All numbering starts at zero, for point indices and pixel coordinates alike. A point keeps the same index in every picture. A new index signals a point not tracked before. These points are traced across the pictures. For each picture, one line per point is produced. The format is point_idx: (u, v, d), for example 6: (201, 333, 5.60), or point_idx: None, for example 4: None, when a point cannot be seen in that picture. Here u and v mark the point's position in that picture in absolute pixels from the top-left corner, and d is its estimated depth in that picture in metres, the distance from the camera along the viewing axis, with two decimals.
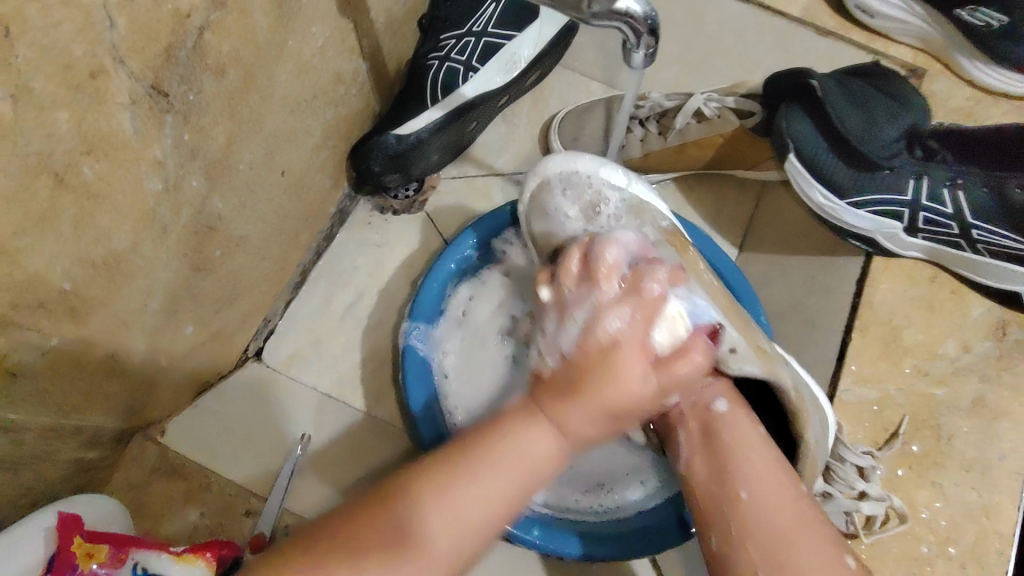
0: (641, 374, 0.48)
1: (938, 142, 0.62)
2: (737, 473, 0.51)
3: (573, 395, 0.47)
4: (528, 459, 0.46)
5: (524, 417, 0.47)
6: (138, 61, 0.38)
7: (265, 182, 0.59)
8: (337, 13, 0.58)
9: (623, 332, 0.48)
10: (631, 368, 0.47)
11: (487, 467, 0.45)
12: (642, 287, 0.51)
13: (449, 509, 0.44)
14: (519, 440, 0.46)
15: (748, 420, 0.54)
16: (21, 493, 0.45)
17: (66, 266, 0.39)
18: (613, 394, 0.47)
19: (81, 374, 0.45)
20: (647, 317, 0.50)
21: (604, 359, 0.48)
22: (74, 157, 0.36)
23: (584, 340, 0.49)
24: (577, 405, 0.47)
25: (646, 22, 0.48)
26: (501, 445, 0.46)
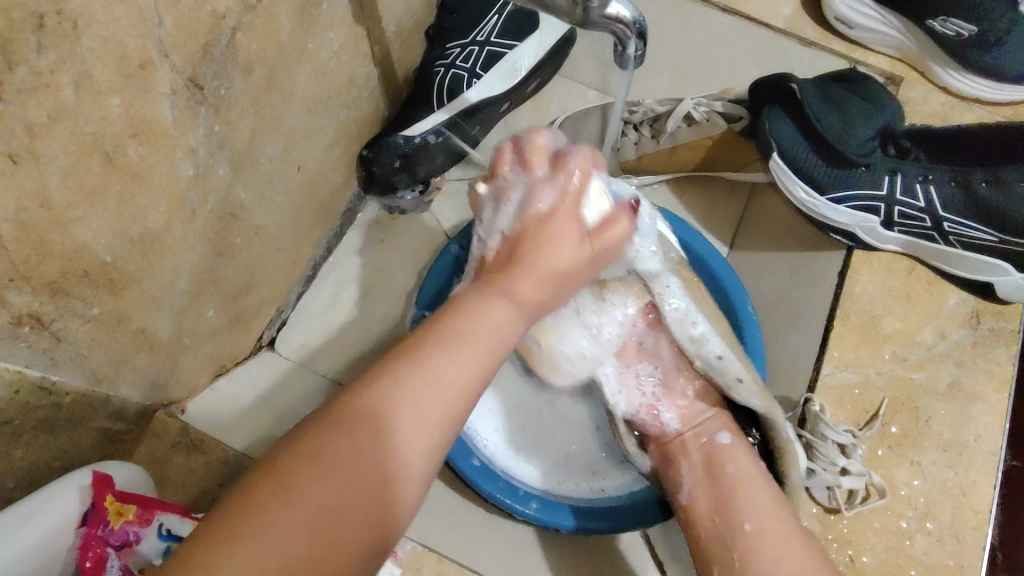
0: (573, 245, 0.49)
1: (910, 142, 0.68)
2: (737, 508, 0.54)
3: (514, 265, 0.48)
4: (458, 388, 0.42)
5: (477, 296, 0.46)
6: (179, 55, 0.42)
7: (282, 176, 0.63)
8: (352, 21, 0.63)
9: (555, 206, 0.50)
10: (564, 236, 0.49)
11: (460, 346, 0.43)
12: (562, 170, 0.52)
13: (398, 422, 0.40)
14: (477, 316, 0.45)
15: (750, 456, 0.58)
16: (57, 455, 0.49)
17: (109, 239, 0.43)
18: (545, 258, 0.48)
19: (115, 345, 0.49)
20: (570, 196, 0.51)
21: (538, 229, 0.50)
22: (122, 139, 0.41)
23: (520, 214, 0.51)
24: (517, 274, 0.48)
25: (634, 27, 0.53)
26: (450, 341, 0.43)
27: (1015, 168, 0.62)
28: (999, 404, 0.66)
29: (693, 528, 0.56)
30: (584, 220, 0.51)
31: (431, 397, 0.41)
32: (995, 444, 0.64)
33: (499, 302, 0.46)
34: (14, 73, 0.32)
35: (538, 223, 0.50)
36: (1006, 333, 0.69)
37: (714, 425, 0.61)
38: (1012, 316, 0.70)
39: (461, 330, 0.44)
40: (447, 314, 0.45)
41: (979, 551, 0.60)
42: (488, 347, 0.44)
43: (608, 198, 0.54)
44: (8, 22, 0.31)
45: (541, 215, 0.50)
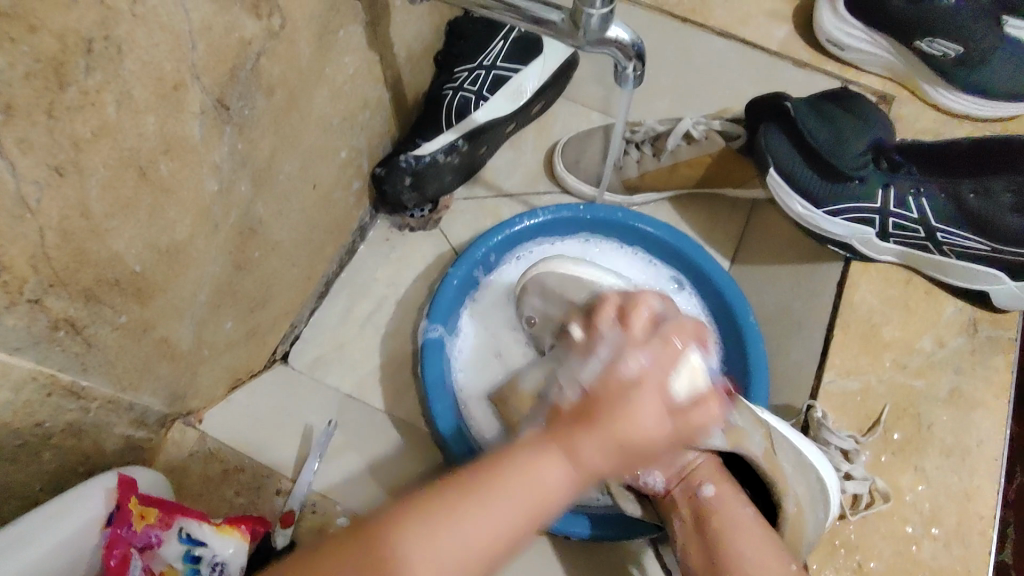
0: (655, 417, 0.44)
1: (901, 156, 0.71)
2: (733, 567, 0.55)
3: (585, 424, 0.43)
4: (541, 492, 0.41)
5: (536, 445, 0.42)
6: (209, 78, 0.46)
7: (299, 194, 0.66)
8: (366, 46, 0.66)
9: (643, 370, 0.46)
10: (649, 408, 0.44)
11: (497, 490, 0.41)
12: (665, 339, 0.49)
13: (449, 535, 0.40)
14: (534, 472, 0.41)
15: (741, 510, 0.59)
16: (81, 461, 0.51)
17: (139, 249, 0.46)
18: (637, 437, 0.43)
19: (140, 353, 0.51)
20: (662, 363, 0.47)
21: (612, 396, 0.44)
22: (154, 155, 0.44)
23: (605, 373, 0.47)
24: (591, 433, 0.42)
25: (632, 49, 0.56)
26: (514, 480, 0.41)
27: (1002, 178, 0.65)
28: (1000, 410, 0.67)
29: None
30: (673, 396, 0.46)
31: (506, 512, 0.40)
32: (997, 450, 0.65)
33: (554, 453, 0.42)
34: (65, 92, 0.35)
35: (636, 343, 0.49)
36: (1004, 340, 0.70)
37: (702, 475, 0.61)
38: (1008, 323, 0.71)
39: (517, 485, 0.41)
40: (501, 462, 0.42)
41: (985, 555, 0.61)
42: (534, 508, 0.41)
43: (701, 362, 0.51)
44: (61, 45, 0.34)
45: (624, 341, 0.50)
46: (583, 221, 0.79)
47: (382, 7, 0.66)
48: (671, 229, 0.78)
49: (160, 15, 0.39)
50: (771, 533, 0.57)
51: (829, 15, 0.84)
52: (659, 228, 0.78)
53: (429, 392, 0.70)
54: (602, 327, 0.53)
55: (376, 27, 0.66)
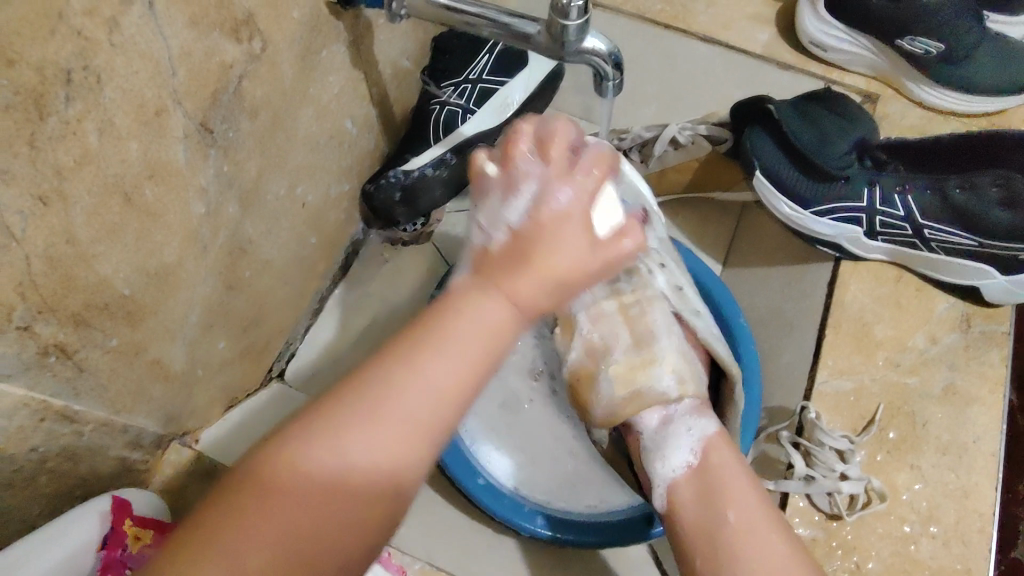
0: (584, 250, 0.44)
1: (885, 154, 0.71)
2: (722, 497, 0.53)
3: (520, 263, 0.43)
4: (479, 331, 0.42)
5: (465, 291, 0.43)
6: (191, 103, 0.46)
7: (288, 213, 0.67)
8: (351, 65, 0.67)
9: (569, 208, 0.45)
10: (575, 243, 0.44)
11: (424, 355, 0.41)
12: (583, 170, 0.47)
13: (359, 430, 0.39)
14: (462, 315, 0.42)
15: (730, 450, 0.56)
16: (77, 483, 0.51)
17: (127, 273, 0.46)
18: (549, 263, 0.43)
19: (132, 376, 0.51)
20: (591, 195, 0.46)
21: (532, 246, 0.44)
22: (139, 180, 0.44)
23: (537, 215, 0.45)
24: (522, 273, 0.43)
25: (610, 59, 0.57)
26: (404, 372, 0.40)
27: (986, 173, 0.65)
28: (995, 406, 0.67)
29: (673, 521, 0.55)
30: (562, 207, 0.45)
31: (410, 397, 0.40)
32: (994, 445, 0.65)
33: (498, 303, 0.42)
34: (45, 123, 0.36)
35: (535, 206, 0.45)
36: (998, 335, 0.70)
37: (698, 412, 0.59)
38: (1001, 318, 0.71)
39: (459, 329, 0.41)
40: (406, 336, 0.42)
41: (986, 553, 0.61)
42: (485, 348, 0.42)
43: (613, 227, 0.47)
44: (41, 77, 0.35)
45: (546, 217, 0.44)
46: None
47: (365, 26, 0.67)
48: None
49: (138, 44, 0.40)
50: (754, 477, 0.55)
51: (811, 18, 0.85)
52: None
53: None
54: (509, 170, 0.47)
55: (360, 47, 0.67)
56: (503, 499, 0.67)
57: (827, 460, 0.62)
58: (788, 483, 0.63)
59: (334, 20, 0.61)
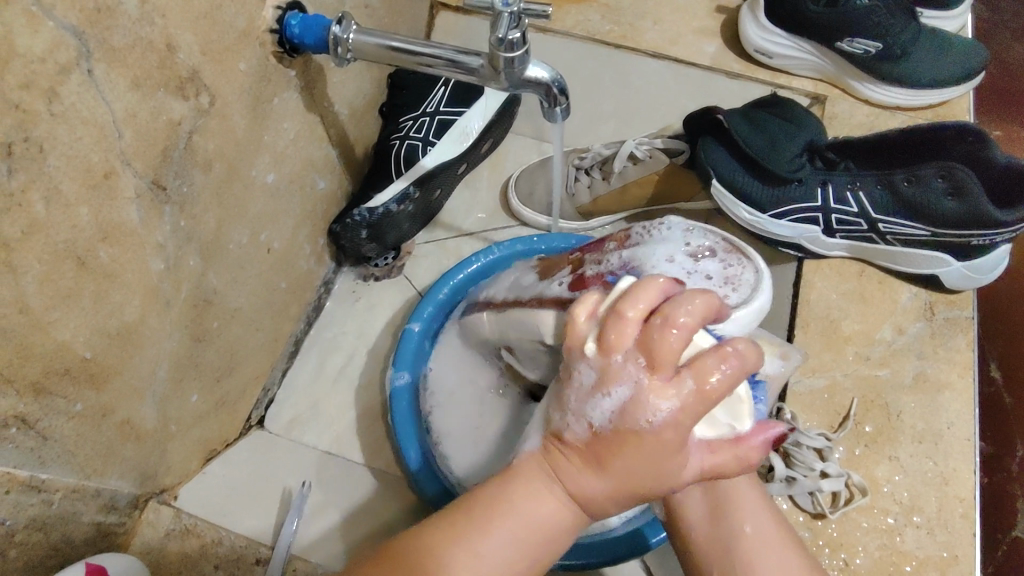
0: (684, 475, 0.40)
1: (835, 153, 0.73)
2: (736, 513, 0.51)
3: (601, 468, 0.40)
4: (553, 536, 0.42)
5: (546, 483, 0.42)
6: (140, 162, 0.47)
7: (254, 259, 0.67)
8: (305, 109, 0.68)
9: (670, 424, 0.38)
10: (682, 464, 0.40)
11: (522, 525, 0.41)
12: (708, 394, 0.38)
13: (501, 535, 0.41)
14: (540, 507, 0.42)
15: (741, 464, 0.54)
16: (51, 553, 0.50)
17: (87, 336, 0.46)
18: (650, 483, 0.40)
19: (100, 439, 0.51)
20: (708, 403, 0.38)
21: (636, 436, 0.38)
22: (92, 243, 0.44)
23: (622, 416, 0.38)
24: (603, 481, 0.40)
25: (553, 86, 0.59)
26: (518, 515, 0.42)
27: (930, 165, 0.65)
28: (965, 390, 0.68)
29: (675, 521, 0.53)
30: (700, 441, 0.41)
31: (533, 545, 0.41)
32: (968, 429, 0.66)
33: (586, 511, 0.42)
34: None
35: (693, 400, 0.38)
36: (961, 320, 0.72)
37: None
38: (963, 303, 0.72)
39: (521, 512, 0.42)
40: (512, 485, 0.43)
41: (970, 538, 0.61)
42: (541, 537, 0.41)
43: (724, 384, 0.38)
44: None
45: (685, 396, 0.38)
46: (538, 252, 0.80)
47: (316, 70, 0.68)
48: None
49: (80, 111, 0.41)
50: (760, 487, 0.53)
51: (753, 28, 0.88)
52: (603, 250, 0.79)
53: (393, 397, 0.72)
54: (617, 355, 0.39)
55: (312, 91, 0.68)
56: None
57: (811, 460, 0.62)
58: (780, 489, 0.62)
59: (283, 68, 0.62)
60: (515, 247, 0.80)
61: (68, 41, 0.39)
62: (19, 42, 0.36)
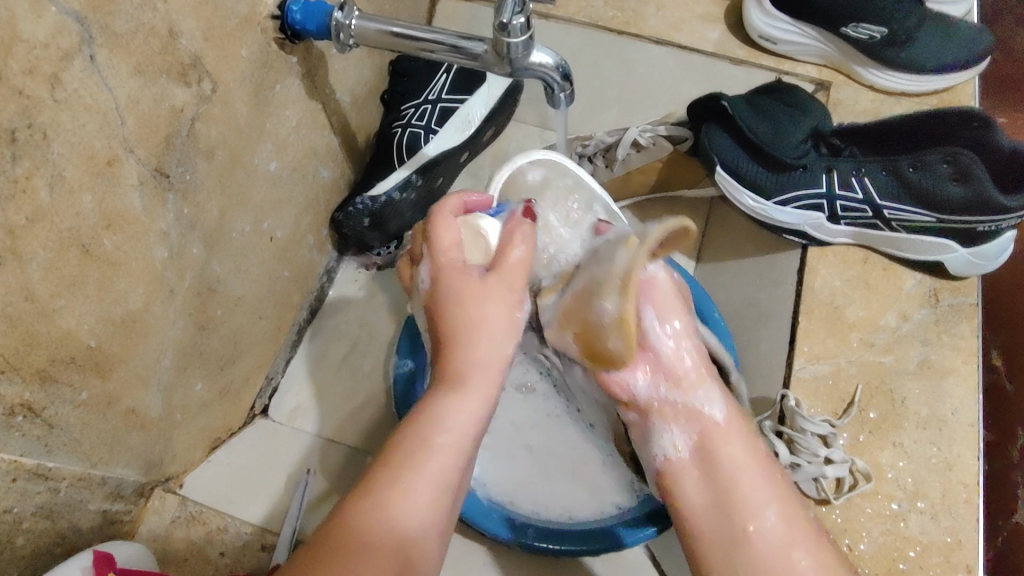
0: (492, 302, 0.52)
1: (840, 140, 0.72)
2: (739, 501, 0.49)
3: (448, 342, 0.52)
4: (458, 437, 0.49)
5: (433, 395, 0.51)
6: (144, 150, 0.47)
7: (256, 247, 0.67)
8: (306, 96, 0.67)
9: (441, 278, 0.53)
10: (484, 296, 0.52)
11: (430, 442, 0.48)
12: (503, 258, 0.53)
13: (421, 467, 0.47)
14: (438, 412, 0.49)
15: (745, 442, 0.52)
16: (57, 541, 0.50)
17: (92, 324, 0.46)
18: (475, 322, 0.51)
19: (106, 427, 0.51)
20: (451, 252, 0.53)
21: (442, 300, 0.52)
22: (97, 231, 0.44)
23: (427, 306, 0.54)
24: (458, 350, 0.51)
25: (557, 71, 0.58)
26: (422, 434, 0.48)
27: (936, 151, 0.66)
28: (969, 376, 0.68)
29: (676, 505, 0.52)
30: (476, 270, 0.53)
31: (445, 460, 0.48)
32: (972, 415, 0.66)
33: (468, 382, 0.50)
34: None
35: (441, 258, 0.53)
36: (966, 307, 0.71)
37: (697, 399, 0.53)
38: (968, 290, 0.72)
39: (424, 429, 0.48)
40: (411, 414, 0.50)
41: (973, 523, 0.61)
42: (453, 440, 0.48)
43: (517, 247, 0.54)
44: None
45: (435, 259, 0.53)
46: None
47: (317, 57, 0.67)
48: None
49: (83, 97, 0.41)
50: (774, 470, 0.51)
51: (757, 13, 0.87)
52: None
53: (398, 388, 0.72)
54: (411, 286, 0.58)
55: (314, 77, 0.68)
56: (493, 514, 0.66)
57: (819, 448, 0.62)
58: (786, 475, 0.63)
59: (285, 54, 0.61)
60: None
61: (70, 26, 0.38)
62: (22, 27, 0.36)
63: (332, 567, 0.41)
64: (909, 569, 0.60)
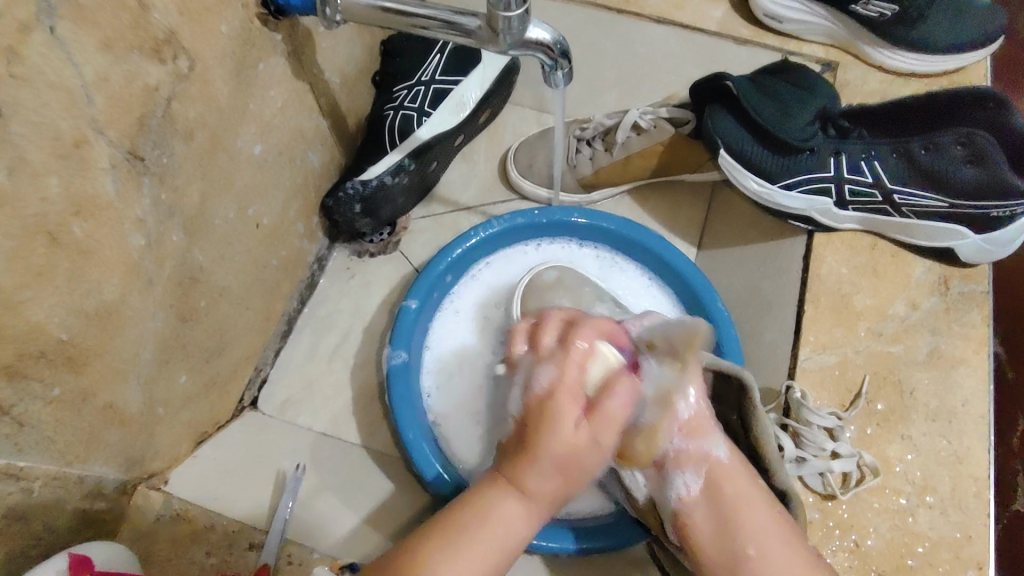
0: (572, 423, 0.50)
1: (849, 122, 0.69)
2: (744, 533, 0.53)
3: (524, 454, 0.50)
4: (500, 546, 0.49)
5: (489, 488, 0.51)
6: (115, 131, 0.44)
7: (241, 235, 0.64)
8: (293, 76, 0.64)
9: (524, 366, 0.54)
10: (564, 411, 0.50)
11: (467, 537, 0.49)
12: (570, 344, 0.52)
13: (465, 553, 0.48)
14: (492, 518, 0.50)
15: (749, 479, 0.55)
16: (32, 542, 0.48)
17: (63, 316, 0.43)
18: (553, 447, 0.49)
19: (81, 424, 0.48)
20: (564, 358, 0.52)
21: (535, 406, 0.51)
22: (65, 218, 0.42)
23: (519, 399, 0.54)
24: (527, 469, 0.50)
25: (556, 48, 0.55)
26: (476, 532, 0.49)
27: (949, 132, 0.64)
28: (980, 366, 0.66)
29: (687, 540, 0.55)
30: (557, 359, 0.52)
31: (480, 568, 0.48)
32: (982, 407, 0.64)
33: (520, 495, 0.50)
34: None
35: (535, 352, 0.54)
36: (977, 295, 0.69)
37: (705, 445, 0.56)
38: (979, 277, 0.70)
39: (474, 526, 0.49)
40: (463, 506, 0.50)
41: (984, 518, 0.59)
42: (493, 543, 0.49)
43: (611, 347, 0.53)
44: None
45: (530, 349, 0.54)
46: (539, 227, 0.78)
47: (304, 35, 0.64)
48: (608, 215, 0.77)
49: (45, 73, 0.38)
50: (774, 504, 0.54)
51: None
52: (620, 224, 0.77)
53: (392, 377, 0.70)
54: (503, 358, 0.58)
55: (301, 56, 0.65)
56: None
57: (825, 441, 0.61)
58: (793, 471, 0.61)
59: (269, 31, 0.58)
60: (516, 222, 0.77)
61: None
62: None
63: None
64: (918, 566, 0.58)
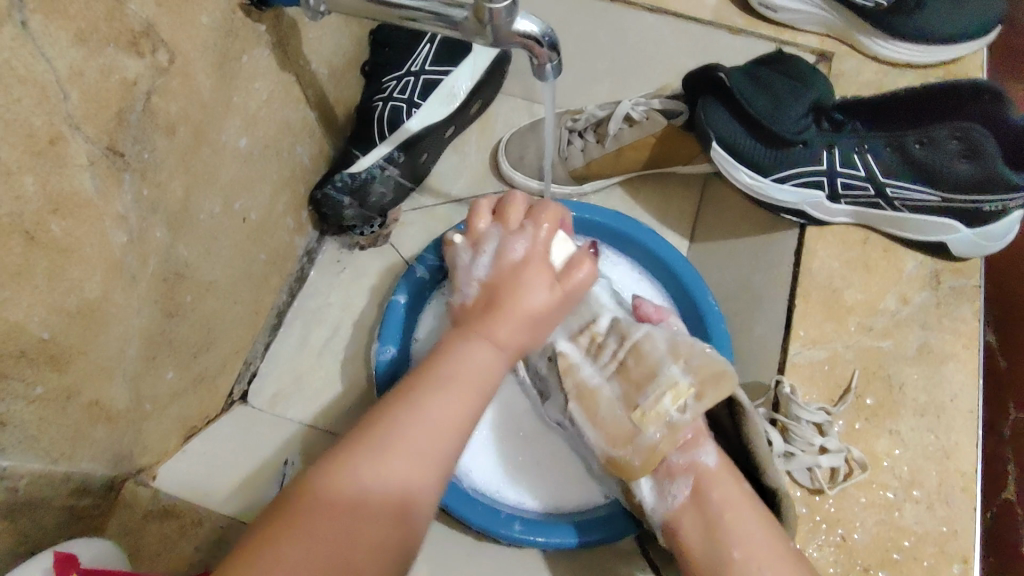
0: (544, 296, 0.54)
1: (842, 114, 0.68)
2: (729, 533, 0.54)
3: (493, 312, 0.54)
4: (471, 378, 0.50)
5: (462, 341, 0.53)
6: (92, 127, 0.43)
7: (227, 230, 0.63)
8: (278, 67, 0.63)
9: (528, 252, 0.57)
10: (535, 281, 0.55)
11: (440, 387, 0.49)
12: (536, 221, 0.59)
13: (433, 406, 0.48)
14: (462, 363, 0.51)
15: (732, 481, 0.56)
16: (19, 540, 0.48)
17: (43, 315, 0.43)
18: (522, 305, 0.54)
19: (66, 422, 0.48)
20: (539, 258, 0.56)
21: (510, 273, 0.56)
22: (42, 216, 0.41)
23: (496, 262, 0.57)
24: (498, 320, 0.53)
25: (543, 40, 0.54)
26: (447, 373, 0.50)
27: (944, 126, 0.63)
28: (969, 361, 0.66)
29: (677, 543, 0.56)
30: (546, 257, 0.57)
31: (451, 398, 0.49)
32: (971, 401, 0.64)
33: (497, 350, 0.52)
34: None
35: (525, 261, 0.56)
36: (968, 290, 0.69)
37: (697, 446, 0.57)
38: (970, 272, 0.70)
39: (448, 378, 0.50)
40: (433, 367, 0.51)
41: (970, 512, 0.60)
42: (470, 390, 0.50)
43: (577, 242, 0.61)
44: None
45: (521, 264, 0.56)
46: None
47: (289, 26, 0.63)
48: (599, 207, 0.77)
49: (15, 68, 0.37)
50: (756, 503, 0.55)
51: None
52: (608, 218, 0.77)
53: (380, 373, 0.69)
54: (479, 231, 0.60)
55: (286, 48, 0.64)
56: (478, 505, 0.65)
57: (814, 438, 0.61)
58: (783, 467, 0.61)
59: (252, 22, 0.57)
60: None
61: None
62: None
63: (295, 531, 0.41)
64: (903, 560, 0.58)
